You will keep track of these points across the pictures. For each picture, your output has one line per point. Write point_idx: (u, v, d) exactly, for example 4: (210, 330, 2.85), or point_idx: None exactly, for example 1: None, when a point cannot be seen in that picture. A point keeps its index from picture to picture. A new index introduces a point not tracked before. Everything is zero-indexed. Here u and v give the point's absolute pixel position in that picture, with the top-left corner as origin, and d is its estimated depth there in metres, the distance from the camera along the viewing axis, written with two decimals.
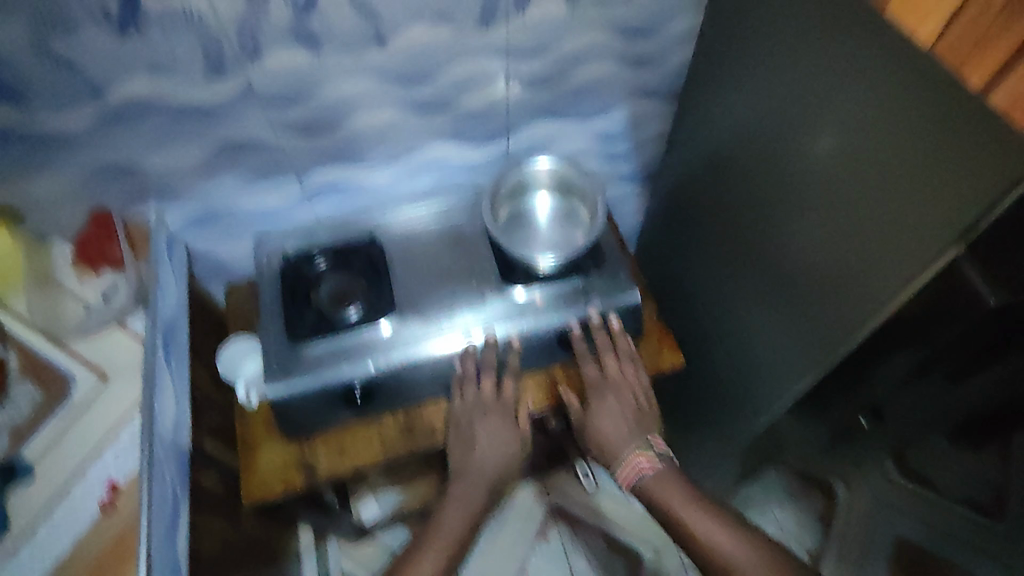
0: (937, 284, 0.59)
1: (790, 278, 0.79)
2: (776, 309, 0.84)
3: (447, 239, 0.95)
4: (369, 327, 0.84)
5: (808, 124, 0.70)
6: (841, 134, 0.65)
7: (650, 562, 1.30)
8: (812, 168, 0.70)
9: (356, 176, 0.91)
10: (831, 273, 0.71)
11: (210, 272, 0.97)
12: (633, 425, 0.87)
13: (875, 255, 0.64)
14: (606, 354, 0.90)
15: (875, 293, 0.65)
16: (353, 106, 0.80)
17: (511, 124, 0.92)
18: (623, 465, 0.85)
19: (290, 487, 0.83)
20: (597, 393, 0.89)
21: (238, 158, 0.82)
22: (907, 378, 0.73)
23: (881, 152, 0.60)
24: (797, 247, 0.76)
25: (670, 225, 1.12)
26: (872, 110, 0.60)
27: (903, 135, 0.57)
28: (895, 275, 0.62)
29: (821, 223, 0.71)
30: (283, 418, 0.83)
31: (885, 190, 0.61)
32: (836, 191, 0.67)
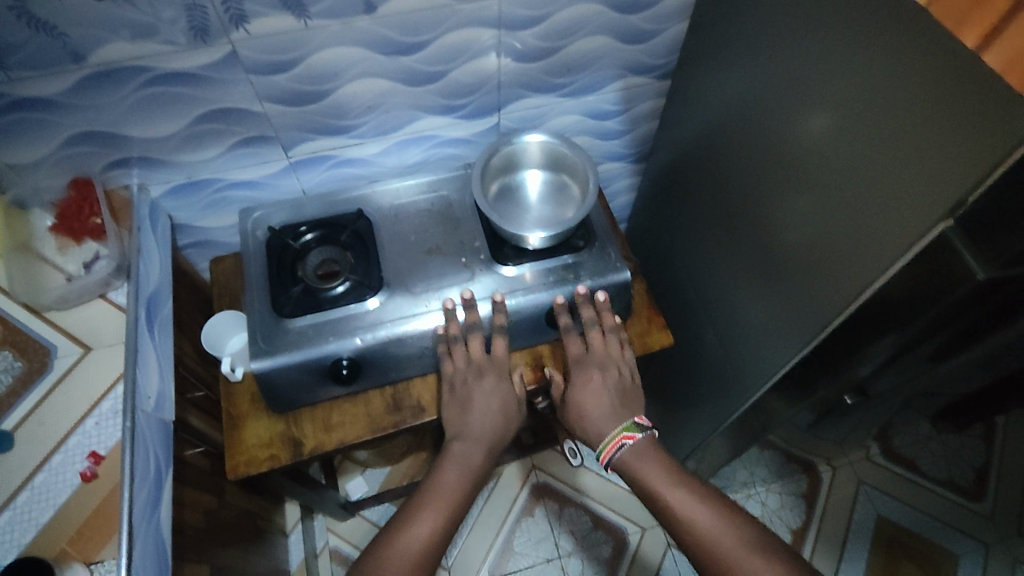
0: (923, 264, 0.58)
1: (780, 255, 0.78)
2: (766, 287, 0.83)
3: (436, 214, 0.94)
4: (357, 302, 0.84)
5: (804, 101, 0.68)
6: (837, 111, 0.64)
7: (635, 540, 1.30)
8: (807, 146, 0.69)
9: (343, 149, 0.89)
10: (822, 252, 0.70)
11: (195, 243, 0.96)
12: (616, 401, 0.85)
13: (865, 234, 0.63)
14: (590, 329, 0.88)
15: (864, 272, 0.64)
16: (340, 77, 0.78)
17: (503, 98, 0.90)
18: (603, 444, 0.83)
19: (274, 463, 0.82)
20: (580, 369, 0.87)
21: (222, 128, 0.80)
22: (894, 361, 0.73)
23: (875, 128, 0.59)
24: (789, 227, 0.75)
25: (664, 203, 1.11)
26: (869, 85, 0.59)
27: (898, 111, 0.56)
28: (884, 254, 0.61)
29: (814, 202, 0.70)
30: (268, 393, 0.82)
31: (878, 167, 0.60)
32: (830, 169, 0.66)
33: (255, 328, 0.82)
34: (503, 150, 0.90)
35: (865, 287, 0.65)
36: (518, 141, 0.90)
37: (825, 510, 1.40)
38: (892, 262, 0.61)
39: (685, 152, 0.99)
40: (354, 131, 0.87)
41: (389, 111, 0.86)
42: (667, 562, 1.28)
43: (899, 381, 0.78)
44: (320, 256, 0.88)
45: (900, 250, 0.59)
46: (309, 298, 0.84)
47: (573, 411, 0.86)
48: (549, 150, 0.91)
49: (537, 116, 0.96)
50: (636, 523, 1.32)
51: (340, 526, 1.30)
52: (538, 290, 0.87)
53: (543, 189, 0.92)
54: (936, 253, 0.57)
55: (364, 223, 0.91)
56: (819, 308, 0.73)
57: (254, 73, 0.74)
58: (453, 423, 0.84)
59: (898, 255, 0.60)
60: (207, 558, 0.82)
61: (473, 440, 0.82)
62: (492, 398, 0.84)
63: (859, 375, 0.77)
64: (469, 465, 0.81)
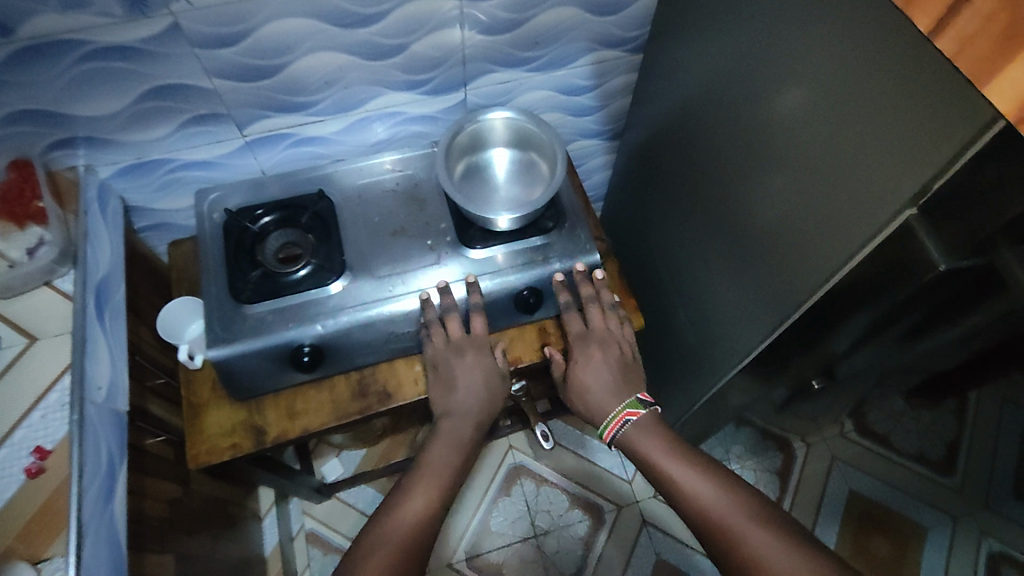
0: (888, 247, 0.57)
1: (749, 235, 0.77)
2: (735, 268, 0.82)
3: (402, 194, 0.91)
4: (318, 287, 0.82)
5: (774, 77, 0.66)
6: (806, 88, 0.61)
7: (611, 516, 1.31)
8: (776, 124, 0.67)
9: (302, 127, 0.86)
10: (792, 234, 0.68)
11: (153, 225, 0.93)
12: (617, 377, 0.84)
13: (832, 217, 0.61)
14: (589, 305, 0.87)
15: (832, 255, 0.63)
16: (293, 51, 0.74)
17: (468, 72, 0.86)
18: (606, 422, 0.82)
19: (236, 451, 0.80)
20: (581, 346, 0.86)
21: (170, 105, 0.76)
22: (864, 342, 0.72)
23: (844, 107, 0.57)
24: (759, 207, 0.73)
25: (640, 181, 1.09)
26: (839, 61, 0.57)
27: (865, 89, 0.54)
28: (850, 238, 0.60)
29: (783, 183, 0.68)
30: (227, 381, 0.80)
31: (846, 148, 0.58)
32: (799, 149, 0.64)
33: (213, 315, 0.80)
34: (468, 128, 0.87)
35: (831, 271, 0.63)
36: (483, 118, 0.86)
37: (801, 483, 1.41)
38: (857, 246, 0.59)
39: (660, 128, 0.96)
40: (313, 108, 0.83)
41: (349, 87, 0.82)
42: (642, 539, 1.29)
43: (869, 361, 0.77)
44: (281, 239, 0.86)
45: (866, 234, 0.58)
46: (269, 284, 0.81)
47: (576, 389, 0.85)
48: (516, 128, 0.88)
49: (505, 92, 0.92)
50: (612, 501, 1.33)
51: (316, 508, 1.29)
52: (506, 273, 0.85)
53: (511, 168, 0.89)
54: (901, 237, 0.55)
55: (326, 204, 0.88)
56: (789, 291, 0.72)
57: (201, 47, 0.70)
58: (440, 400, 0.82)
59: (863, 240, 0.58)
60: (172, 548, 0.81)
61: (461, 419, 0.80)
62: (472, 377, 0.83)
63: (830, 356, 0.77)
64: (457, 442, 0.79)
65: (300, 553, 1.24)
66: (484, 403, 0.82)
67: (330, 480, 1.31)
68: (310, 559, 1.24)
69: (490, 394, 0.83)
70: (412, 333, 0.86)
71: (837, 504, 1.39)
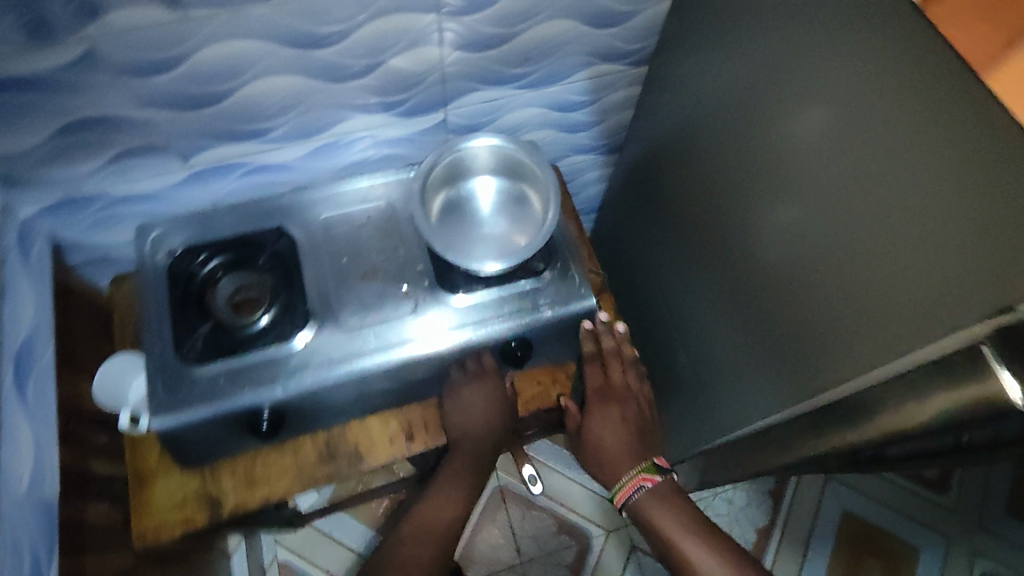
0: (921, 314, 0.49)
1: (763, 285, 0.70)
2: (744, 317, 0.75)
3: (373, 229, 0.80)
4: (278, 343, 0.72)
5: (796, 102, 0.61)
6: (835, 117, 0.56)
7: (598, 542, 1.27)
8: (798, 154, 0.61)
9: (255, 155, 0.74)
10: (809, 282, 0.62)
11: (90, 262, 0.81)
12: (633, 438, 0.82)
13: (862, 268, 0.55)
14: (611, 361, 0.82)
15: (857, 311, 0.56)
16: (238, 77, 0.62)
17: (448, 92, 0.75)
18: (618, 486, 0.80)
19: (189, 527, 0.72)
20: (599, 402, 0.83)
21: (96, 139, 0.64)
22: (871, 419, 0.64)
23: (881, 141, 0.52)
24: (777, 259, 0.66)
25: (642, 203, 0.99)
26: (873, 92, 0.52)
27: (909, 122, 0.49)
28: (883, 293, 0.52)
29: (801, 224, 0.61)
30: (175, 449, 0.71)
31: (883, 189, 0.52)
32: (823, 186, 0.58)
33: (156, 378, 0.69)
34: (447, 159, 0.77)
35: (855, 329, 0.56)
36: (463, 146, 0.76)
37: (794, 509, 1.35)
38: (892, 305, 0.52)
39: (672, 150, 0.86)
40: (270, 135, 0.72)
41: (309, 112, 0.70)
42: (631, 566, 1.25)
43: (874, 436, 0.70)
44: (232, 284, 0.74)
45: (903, 290, 0.51)
46: (222, 340, 0.71)
47: (589, 447, 0.82)
48: (500, 156, 0.78)
49: (490, 110, 0.81)
50: (600, 525, 1.28)
51: (289, 538, 1.22)
52: (492, 322, 0.75)
53: (497, 200, 0.79)
54: (940, 302, 0.48)
55: (287, 242, 0.77)
56: (802, 346, 0.64)
57: (125, 76, 0.58)
58: (455, 426, 0.78)
59: (900, 297, 0.51)
60: None
61: (468, 448, 0.79)
62: (480, 414, 0.78)
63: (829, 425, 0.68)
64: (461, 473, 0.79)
65: None
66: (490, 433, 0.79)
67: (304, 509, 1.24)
68: None
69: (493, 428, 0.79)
70: (387, 390, 0.77)
71: (829, 525, 1.36)
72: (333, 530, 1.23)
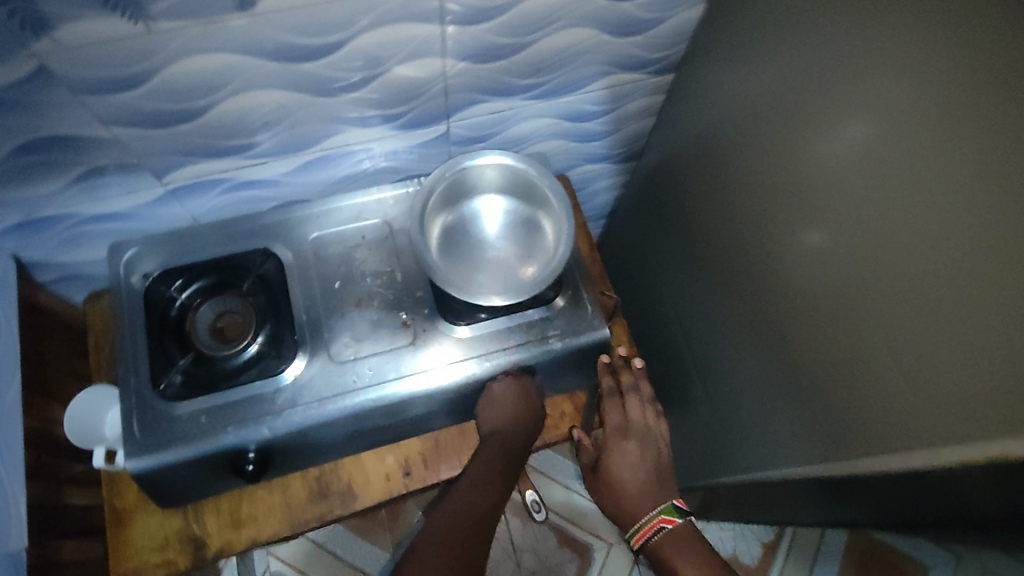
0: (965, 364, 0.46)
1: (790, 311, 0.67)
2: (768, 343, 0.72)
3: (369, 251, 0.73)
4: (265, 378, 0.66)
5: (837, 119, 0.56)
6: (881, 141, 0.52)
7: (599, 555, 1.24)
8: (834, 176, 0.57)
9: (239, 171, 0.67)
10: (846, 311, 0.58)
11: (62, 280, 0.75)
12: (652, 479, 0.74)
13: (902, 304, 0.52)
14: (629, 395, 0.76)
15: (895, 349, 0.53)
16: (217, 93, 0.56)
17: (452, 104, 0.68)
18: (636, 527, 0.72)
19: (169, 570, 0.69)
20: (617, 441, 0.76)
21: (58, 158, 0.57)
22: (868, 487, 0.60)
23: (933, 174, 0.48)
24: (808, 285, 0.63)
25: (661, 219, 0.92)
26: (926, 118, 0.48)
27: (970, 157, 0.45)
28: (926, 334, 0.50)
29: (836, 250, 0.58)
30: (152, 490, 0.66)
31: (931, 225, 0.48)
32: (863, 213, 0.55)
33: (131, 416, 0.63)
34: (448, 178, 0.70)
35: (891, 367, 0.54)
36: (467, 164, 0.70)
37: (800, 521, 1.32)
38: (933, 348, 0.49)
39: (699, 166, 0.79)
40: (254, 150, 0.65)
41: (297, 126, 0.63)
42: None
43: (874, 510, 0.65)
44: (214, 309, 0.69)
45: (948, 334, 0.48)
46: (203, 374, 0.65)
47: (604, 489, 0.75)
48: (509, 175, 0.71)
49: (497, 121, 0.74)
50: (602, 539, 1.25)
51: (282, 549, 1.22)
52: (497, 355, 0.69)
53: (506, 222, 0.73)
54: (985, 354, 0.45)
55: (274, 264, 0.71)
56: (833, 377, 0.61)
57: (85, 92, 0.51)
58: (489, 415, 0.72)
59: (944, 341, 0.48)
60: None
61: (499, 442, 0.72)
62: (513, 410, 0.71)
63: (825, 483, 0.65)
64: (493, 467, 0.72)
65: None
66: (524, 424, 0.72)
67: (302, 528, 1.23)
68: None
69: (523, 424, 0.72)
70: (382, 426, 0.71)
71: (836, 541, 1.32)
72: (328, 541, 1.23)
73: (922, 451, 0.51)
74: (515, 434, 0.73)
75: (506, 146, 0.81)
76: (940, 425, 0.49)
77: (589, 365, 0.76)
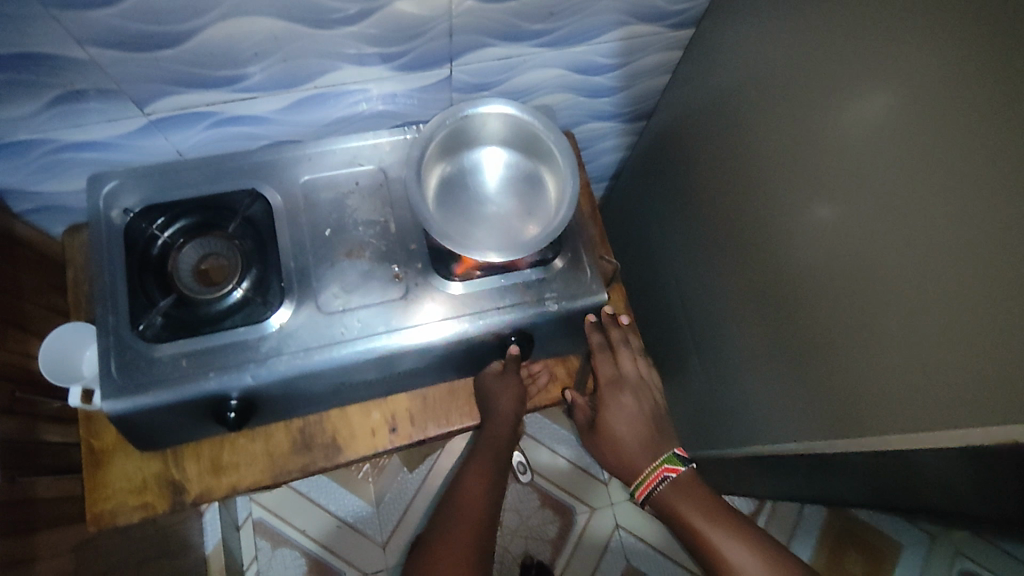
0: (970, 353, 0.45)
1: (791, 286, 0.65)
2: (769, 315, 0.70)
3: (362, 199, 0.70)
4: (249, 324, 0.63)
5: (859, 87, 0.53)
6: (901, 113, 0.49)
7: (581, 518, 1.25)
8: (851, 148, 0.54)
9: (226, 105, 0.64)
10: (849, 288, 0.56)
11: (39, 209, 0.72)
12: (652, 430, 0.74)
13: (908, 288, 0.49)
14: (620, 349, 0.76)
15: (898, 333, 0.51)
16: (199, 17, 0.51)
17: (455, 46, 0.64)
18: (640, 479, 0.72)
19: (147, 513, 0.68)
20: (613, 394, 0.75)
21: (29, 79, 0.54)
22: (864, 464, 0.59)
23: (954, 152, 0.45)
24: (812, 257, 0.61)
25: (667, 184, 0.89)
26: (951, 91, 0.45)
27: (991, 136, 0.42)
28: (931, 320, 0.48)
29: (841, 223, 0.56)
30: (128, 432, 0.64)
31: (946, 207, 0.46)
32: (877, 190, 0.52)
33: (108, 355, 0.61)
34: (450, 126, 0.66)
35: (890, 350, 0.52)
36: (470, 113, 0.66)
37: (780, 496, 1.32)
38: (938, 335, 0.47)
39: (710, 130, 0.76)
40: (244, 84, 0.61)
41: (289, 60, 0.59)
42: (613, 544, 1.24)
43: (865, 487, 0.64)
44: (198, 251, 0.66)
45: (946, 320, 0.46)
46: (184, 317, 0.63)
47: (603, 443, 0.75)
48: (514, 128, 0.67)
49: (504, 68, 0.70)
50: (585, 502, 1.26)
51: (265, 496, 1.23)
52: (490, 314, 0.67)
53: (506, 175, 0.70)
54: (990, 345, 0.43)
55: (260, 208, 0.68)
56: (832, 357, 0.60)
57: (57, 7, 0.47)
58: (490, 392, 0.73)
59: (948, 329, 0.46)
60: None
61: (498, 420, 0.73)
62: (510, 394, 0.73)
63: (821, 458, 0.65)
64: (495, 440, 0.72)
65: (246, 544, 1.20)
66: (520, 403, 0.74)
67: (343, 514, 1.23)
68: (257, 550, 1.20)
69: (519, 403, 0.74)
70: (368, 381, 0.69)
71: (815, 517, 1.32)
72: (361, 523, 1.22)
73: (918, 434, 0.50)
74: (510, 429, 0.73)
75: (511, 96, 0.77)
76: (936, 406, 0.48)
77: (585, 328, 0.74)
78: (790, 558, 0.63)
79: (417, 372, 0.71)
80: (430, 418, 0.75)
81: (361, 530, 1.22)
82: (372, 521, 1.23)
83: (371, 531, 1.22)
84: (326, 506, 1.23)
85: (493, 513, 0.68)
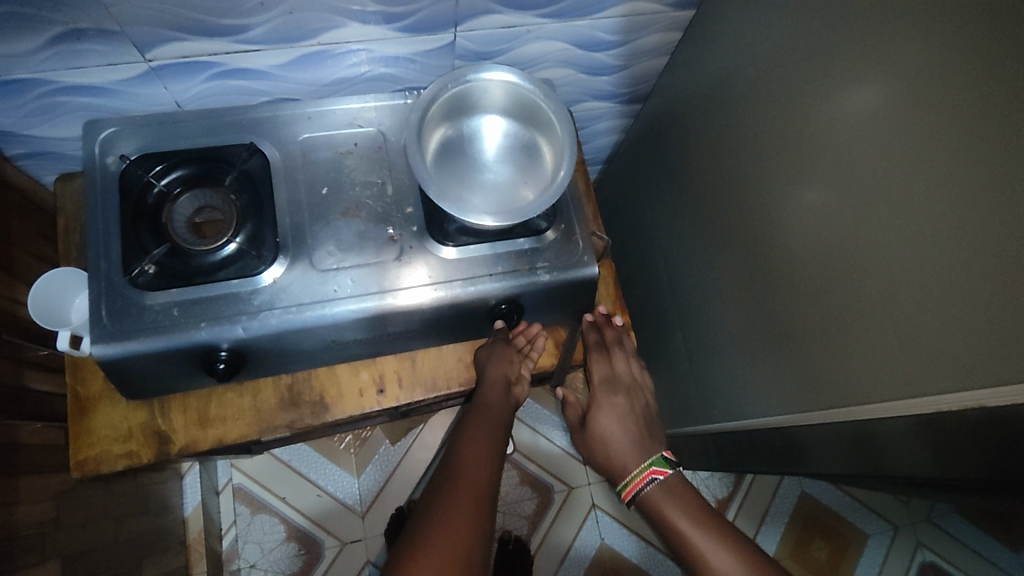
0: (953, 326, 0.46)
1: (775, 264, 0.66)
2: (754, 293, 0.71)
3: (359, 160, 0.70)
4: (243, 278, 0.63)
5: (843, 70, 0.54)
6: (886, 94, 0.50)
7: (559, 498, 1.27)
8: (836, 129, 0.55)
9: (227, 56, 0.64)
10: (830, 266, 0.58)
11: (32, 155, 0.72)
12: (640, 432, 0.80)
13: (891, 267, 0.51)
14: (615, 350, 0.80)
15: (881, 311, 0.52)
16: None
17: (460, 9, 0.64)
18: (627, 482, 0.77)
19: (132, 462, 0.69)
20: (607, 393, 0.81)
21: (31, 13, 0.54)
22: (844, 439, 0.61)
23: (926, 133, 0.46)
24: (795, 236, 0.62)
25: (661, 166, 0.90)
26: (925, 72, 0.46)
27: (971, 116, 0.43)
28: (914, 297, 0.49)
29: (824, 204, 0.58)
30: (116, 378, 0.64)
31: (928, 186, 0.47)
32: (864, 169, 0.53)
33: (99, 300, 0.61)
34: (451, 91, 0.67)
35: (868, 325, 0.54)
36: (472, 79, 0.66)
37: (752, 484, 1.34)
38: (921, 311, 0.48)
39: (706, 110, 0.77)
40: (248, 35, 0.61)
41: (294, 13, 0.59)
42: (588, 524, 1.25)
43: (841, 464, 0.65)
44: (193, 203, 0.65)
45: (919, 295, 0.48)
46: (177, 266, 0.63)
47: (594, 438, 0.81)
48: (514, 95, 0.68)
49: (508, 37, 0.72)
50: (563, 481, 1.28)
51: (245, 462, 1.23)
52: (483, 281, 0.67)
53: (504, 143, 0.71)
54: (972, 317, 0.44)
55: (259, 161, 0.68)
56: (815, 333, 0.61)
57: None
58: (485, 361, 0.74)
59: (931, 303, 0.47)
60: (55, 554, 0.70)
61: (492, 389, 0.74)
62: (504, 363, 0.74)
63: (802, 433, 0.66)
64: (491, 412, 0.73)
65: (225, 509, 1.20)
66: (515, 375, 0.75)
67: (326, 486, 1.23)
68: (235, 516, 1.20)
69: (514, 375, 0.75)
70: (357, 340, 0.70)
71: (786, 504, 1.34)
72: (344, 495, 1.23)
73: (894, 405, 0.53)
74: (501, 397, 0.74)
75: (515, 65, 0.78)
76: (911, 379, 0.50)
77: (575, 300, 0.75)
78: (762, 554, 0.66)
79: (407, 334, 0.72)
80: (418, 381, 0.76)
81: (340, 500, 1.23)
82: (352, 492, 1.23)
83: (352, 503, 1.23)
84: (309, 477, 1.23)
85: (492, 485, 0.67)
